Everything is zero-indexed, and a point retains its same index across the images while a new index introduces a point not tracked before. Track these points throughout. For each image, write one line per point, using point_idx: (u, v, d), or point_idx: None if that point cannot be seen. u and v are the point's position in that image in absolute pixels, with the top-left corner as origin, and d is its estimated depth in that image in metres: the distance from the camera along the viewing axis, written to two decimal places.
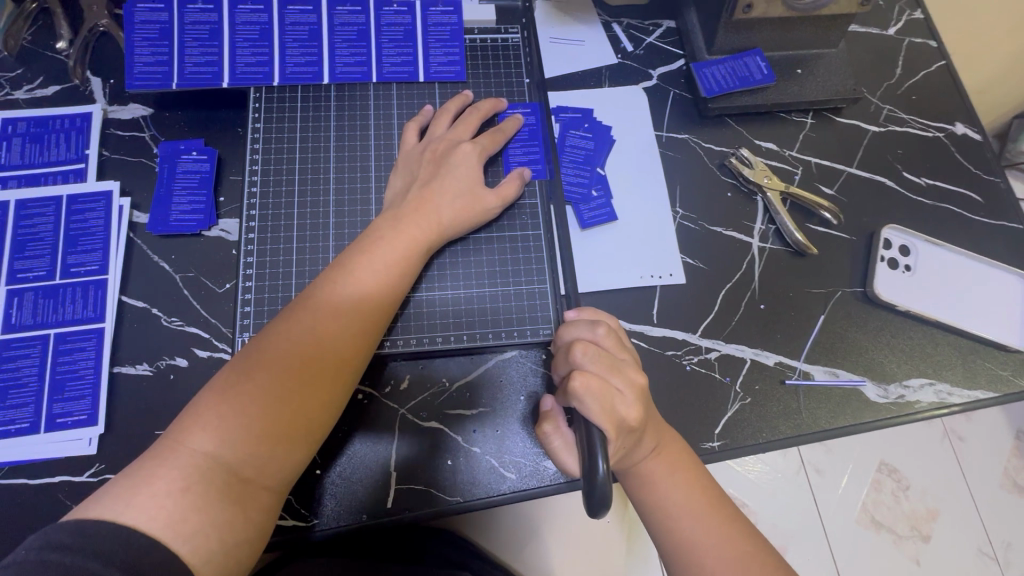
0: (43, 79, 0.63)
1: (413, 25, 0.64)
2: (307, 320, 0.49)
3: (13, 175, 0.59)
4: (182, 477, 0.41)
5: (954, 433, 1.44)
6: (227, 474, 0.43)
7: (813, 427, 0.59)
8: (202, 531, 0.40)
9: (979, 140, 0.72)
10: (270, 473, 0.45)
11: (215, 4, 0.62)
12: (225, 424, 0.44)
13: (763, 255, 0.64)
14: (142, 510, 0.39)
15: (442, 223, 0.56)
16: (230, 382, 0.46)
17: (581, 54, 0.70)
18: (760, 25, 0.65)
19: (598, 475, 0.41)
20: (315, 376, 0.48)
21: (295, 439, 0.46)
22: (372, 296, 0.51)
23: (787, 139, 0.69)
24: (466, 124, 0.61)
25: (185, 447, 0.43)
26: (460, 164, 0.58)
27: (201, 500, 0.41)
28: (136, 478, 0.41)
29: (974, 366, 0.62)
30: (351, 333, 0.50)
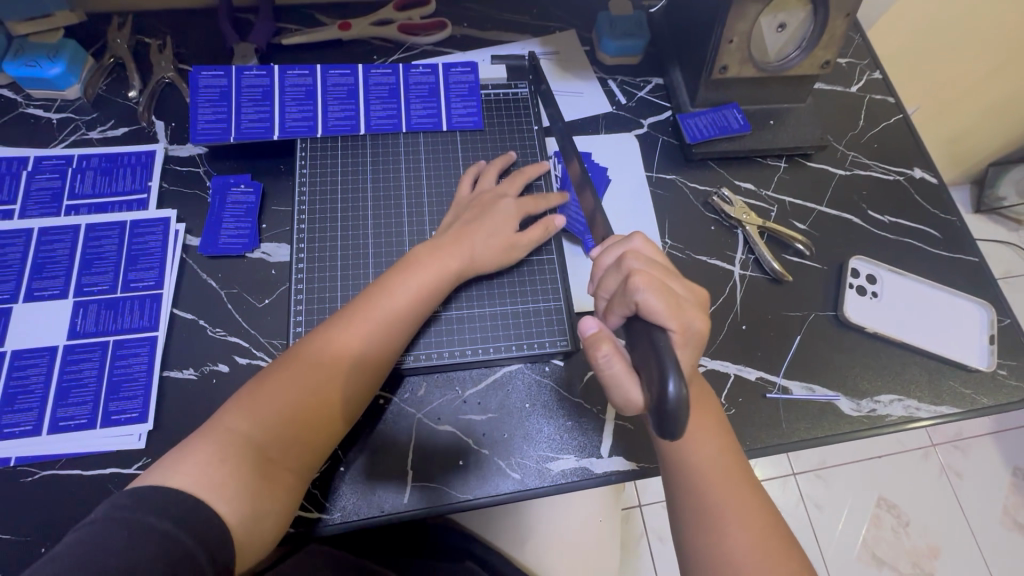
0: (115, 122, 0.72)
1: (436, 83, 0.75)
2: (344, 328, 0.56)
3: (84, 203, 0.67)
4: (220, 451, 0.48)
5: (951, 469, 1.46)
6: (256, 452, 0.49)
7: (793, 437, 0.64)
8: (238, 496, 0.47)
9: (935, 183, 0.80)
10: (293, 455, 0.51)
11: (267, 71, 0.72)
12: (262, 409, 0.51)
13: (744, 281, 0.72)
14: (187, 476, 0.46)
15: (474, 257, 0.63)
16: (271, 374, 0.54)
17: (581, 104, 0.80)
18: (735, 83, 0.75)
19: (671, 395, 0.42)
20: (341, 375, 0.54)
21: (317, 432, 0.53)
22: (402, 313, 0.58)
23: (764, 180, 0.78)
24: (512, 184, 0.69)
25: (227, 425, 0.50)
26: (501, 214, 0.66)
27: (236, 470, 0.48)
28: (181, 452, 0.48)
29: (940, 384, 0.68)
30: (378, 344, 0.56)
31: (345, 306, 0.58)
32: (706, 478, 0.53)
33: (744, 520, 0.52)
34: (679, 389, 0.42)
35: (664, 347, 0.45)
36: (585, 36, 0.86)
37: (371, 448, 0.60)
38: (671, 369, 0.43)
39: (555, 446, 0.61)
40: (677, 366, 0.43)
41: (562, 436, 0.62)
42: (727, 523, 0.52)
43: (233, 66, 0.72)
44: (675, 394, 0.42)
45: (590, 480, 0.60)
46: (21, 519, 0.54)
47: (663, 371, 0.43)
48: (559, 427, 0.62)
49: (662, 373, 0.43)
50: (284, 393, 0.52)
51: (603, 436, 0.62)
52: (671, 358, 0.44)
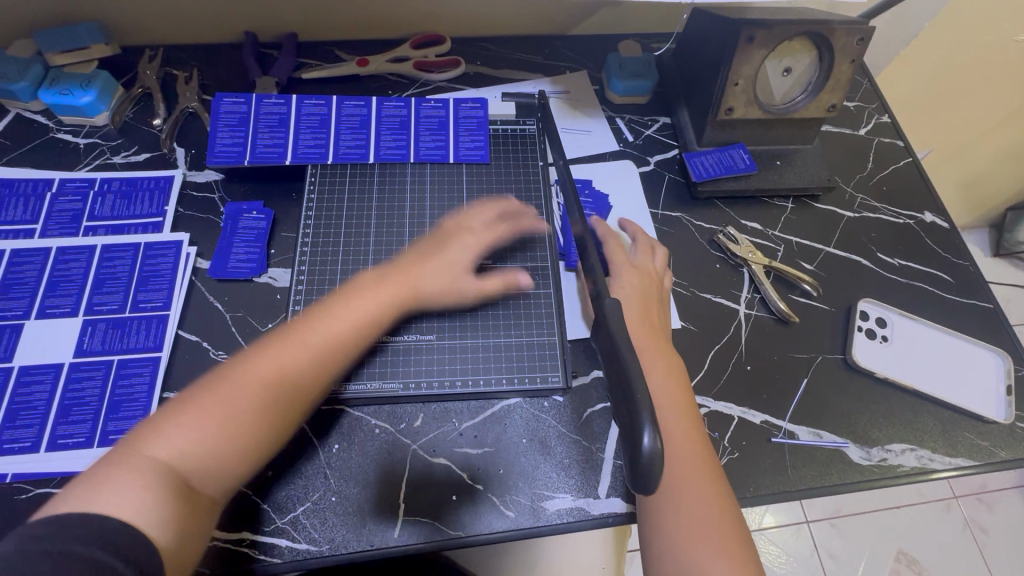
0: (138, 148, 0.76)
1: (446, 117, 0.77)
2: (278, 349, 0.54)
3: (102, 225, 0.69)
4: (142, 476, 0.46)
5: (975, 523, 1.39)
6: (178, 478, 0.47)
7: (799, 485, 0.62)
8: (162, 523, 0.45)
9: (946, 227, 0.80)
10: (217, 479, 0.49)
11: (285, 100, 0.75)
12: (187, 430, 0.49)
13: (749, 321, 0.71)
14: (109, 503, 0.44)
15: (421, 291, 0.62)
16: (198, 394, 0.51)
17: (588, 141, 0.82)
18: (742, 124, 0.76)
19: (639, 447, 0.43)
20: (272, 402, 0.52)
21: (241, 456, 0.50)
22: (343, 340, 0.56)
23: (770, 220, 0.78)
24: (494, 229, 0.68)
25: (147, 448, 0.47)
26: (458, 250, 0.65)
27: (163, 493, 0.45)
28: (98, 477, 0.45)
29: (954, 434, 0.66)
30: (315, 371, 0.54)
31: (283, 327, 0.56)
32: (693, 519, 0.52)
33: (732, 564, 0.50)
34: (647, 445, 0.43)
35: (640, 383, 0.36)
36: (595, 76, 0.88)
37: (361, 478, 0.59)
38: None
39: (552, 485, 0.60)
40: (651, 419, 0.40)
41: (558, 474, 0.60)
42: None
43: (255, 94, 0.75)
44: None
45: (586, 522, 0.59)
46: None
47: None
48: (555, 464, 0.61)
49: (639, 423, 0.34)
50: (210, 414, 0.50)
51: (601, 475, 0.60)
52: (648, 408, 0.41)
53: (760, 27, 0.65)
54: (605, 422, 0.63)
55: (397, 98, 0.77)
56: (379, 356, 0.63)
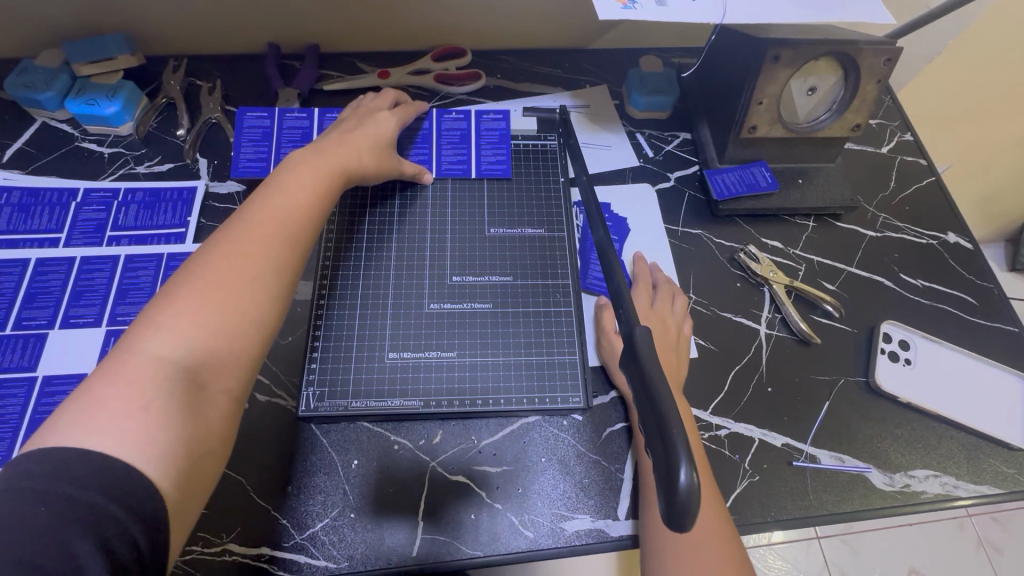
0: (162, 158, 0.76)
1: (468, 130, 0.77)
2: (248, 239, 0.51)
3: (125, 235, 0.70)
4: (136, 391, 0.41)
5: (989, 544, 1.36)
6: (183, 378, 0.43)
7: (821, 510, 0.61)
8: (171, 431, 0.41)
9: (971, 248, 0.79)
10: (222, 376, 0.46)
11: (308, 113, 0.75)
12: (175, 329, 0.45)
13: (770, 341, 0.70)
14: (105, 432, 0.38)
15: (359, 160, 0.64)
16: (172, 293, 0.47)
17: (608, 156, 0.81)
18: (764, 142, 0.75)
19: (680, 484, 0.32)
20: (257, 277, 0.49)
21: (241, 346, 0.47)
22: (304, 208, 0.56)
23: (791, 239, 0.77)
24: (398, 109, 0.72)
25: (137, 354, 0.43)
26: (378, 122, 0.69)
27: (165, 409, 0.41)
28: (86, 400, 0.40)
29: (978, 460, 0.65)
30: (290, 250, 0.52)
31: (243, 213, 0.53)
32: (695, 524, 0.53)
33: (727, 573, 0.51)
34: (693, 476, 0.32)
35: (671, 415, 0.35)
36: (616, 90, 0.88)
37: (380, 493, 0.59)
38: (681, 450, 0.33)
39: (571, 506, 0.59)
40: (687, 446, 0.33)
41: (577, 494, 0.60)
42: None
43: (278, 108, 0.75)
44: (686, 484, 0.32)
45: (605, 543, 0.58)
46: None
47: (671, 454, 0.33)
48: (574, 484, 0.60)
49: (669, 457, 0.33)
50: (192, 309, 0.46)
51: (620, 496, 0.60)
52: (679, 432, 0.34)
53: (786, 47, 0.64)
54: (625, 443, 0.63)
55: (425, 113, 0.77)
56: (399, 372, 0.63)
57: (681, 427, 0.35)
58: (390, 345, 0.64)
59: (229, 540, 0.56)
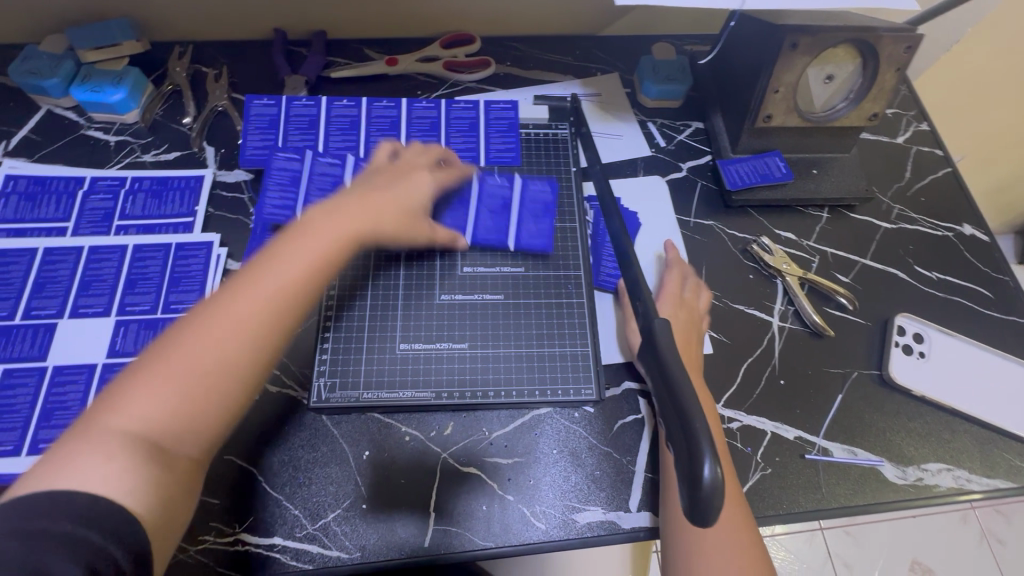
0: (168, 146, 0.75)
1: (512, 199, 0.70)
2: (234, 310, 0.47)
3: (133, 224, 0.69)
4: (104, 450, 0.41)
5: (992, 535, 1.36)
6: (149, 444, 0.42)
7: (833, 503, 0.61)
8: (135, 488, 0.40)
9: (987, 241, 0.78)
10: (191, 440, 0.45)
11: (342, 162, 0.70)
12: (149, 393, 0.43)
13: (783, 333, 0.70)
14: (73, 477, 0.39)
15: (384, 221, 0.57)
16: (155, 358, 0.45)
17: (620, 146, 0.80)
18: (779, 132, 0.74)
19: (702, 478, 0.37)
20: (233, 352, 0.46)
21: (212, 415, 0.45)
22: (301, 281, 0.50)
23: (805, 230, 0.76)
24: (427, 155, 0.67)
25: (111, 416, 0.42)
26: (412, 181, 0.62)
27: (130, 462, 0.41)
28: (63, 452, 0.41)
29: (992, 454, 0.65)
30: (274, 319, 0.48)
31: (240, 278, 0.49)
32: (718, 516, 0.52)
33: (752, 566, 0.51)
34: (712, 472, 0.37)
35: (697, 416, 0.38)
36: (627, 78, 0.87)
37: (390, 485, 0.59)
38: (704, 443, 0.37)
39: (582, 498, 0.59)
40: (709, 443, 0.37)
41: (588, 486, 0.60)
42: None
43: (310, 151, 0.70)
44: (707, 476, 0.37)
45: (617, 535, 0.58)
46: None
47: (695, 450, 0.37)
48: (585, 476, 0.60)
49: (695, 448, 0.37)
50: (167, 374, 0.44)
51: (632, 489, 0.60)
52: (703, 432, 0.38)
53: (805, 34, 0.63)
54: (637, 435, 0.62)
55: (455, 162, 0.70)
56: (411, 363, 0.63)
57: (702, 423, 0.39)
58: (401, 337, 0.64)
59: (241, 530, 0.56)
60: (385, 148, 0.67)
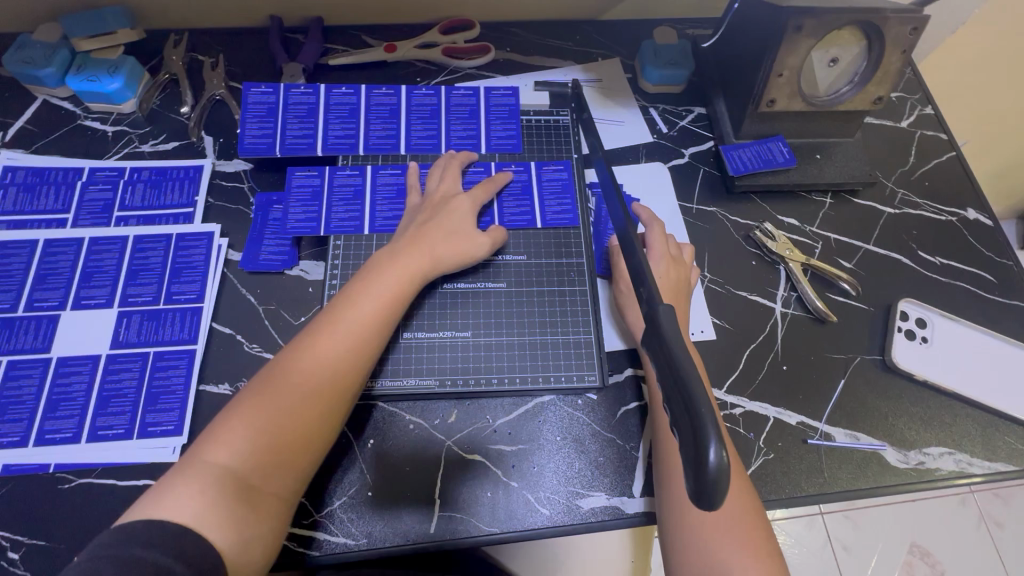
0: (167, 136, 0.75)
1: (529, 182, 0.72)
2: (316, 352, 0.54)
3: (133, 215, 0.69)
4: (197, 490, 0.46)
5: (990, 519, 1.37)
6: (234, 485, 0.47)
7: (835, 487, 0.61)
8: (220, 525, 0.45)
9: (990, 225, 0.77)
10: (274, 479, 0.49)
11: (360, 171, 0.70)
12: (239, 437, 0.49)
13: (786, 319, 0.70)
14: (172, 509, 0.45)
15: (438, 255, 0.62)
16: (246, 400, 0.51)
17: (622, 132, 0.80)
18: (782, 116, 0.73)
19: (709, 462, 0.32)
20: (314, 394, 0.52)
21: (296, 454, 0.50)
22: (369, 322, 0.56)
23: (808, 216, 0.76)
24: (454, 177, 0.68)
25: (203, 460, 0.48)
26: (454, 211, 0.65)
27: (218, 499, 0.46)
28: (163, 486, 0.47)
29: (992, 437, 0.65)
30: (347, 360, 0.54)
31: (316, 325, 0.56)
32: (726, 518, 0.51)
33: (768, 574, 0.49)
34: (723, 456, 0.32)
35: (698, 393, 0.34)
36: (628, 64, 0.86)
37: (396, 473, 0.59)
38: (710, 430, 0.32)
39: (586, 483, 0.60)
40: (717, 425, 0.33)
41: (592, 472, 0.60)
42: None
43: (328, 165, 0.71)
44: (716, 462, 0.32)
45: (621, 520, 0.59)
46: (55, 527, 0.55)
47: (700, 434, 0.33)
48: (588, 462, 0.61)
49: (698, 435, 0.32)
50: (254, 422, 0.50)
51: (636, 474, 0.60)
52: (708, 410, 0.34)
53: (809, 16, 0.62)
54: (640, 421, 0.63)
55: (476, 162, 0.72)
56: (424, 352, 0.63)
57: (710, 406, 0.34)
58: (408, 326, 0.64)
59: None
60: (414, 172, 0.69)
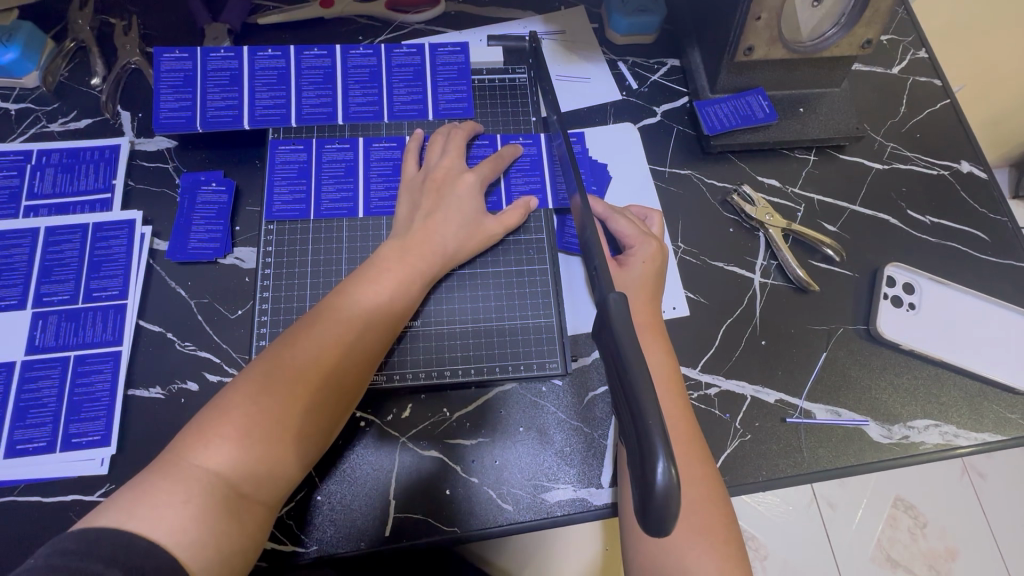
0: (78, 113, 0.67)
1: (539, 156, 0.66)
2: (327, 347, 0.50)
3: (43, 204, 0.62)
4: (181, 496, 0.41)
5: (973, 470, 1.21)
6: (222, 490, 0.43)
7: (815, 467, 0.58)
8: (200, 541, 0.41)
9: (985, 178, 0.72)
10: (265, 488, 0.45)
11: (351, 144, 0.64)
12: (234, 439, 0.44)
13: (765, 291, 0.65)
14: (150, 514, 0.40)
15: (446, 252, 0.57)
16: (246, 395, 0.46)
17: (587, 90, 0.72)
18: (761, 66, 0.66)
19: (656, 482, 0.33)
20: (322, 394, 0.49)
21: (291, 458, 0.47)
22: (383, 320, 0.53)
23: (790, 176, 0.70)
24: (456, 152, 0.62)
25: (191, 463, 0.43)
26: (462, 194, 0.59)
27: (204, 508, 0.42)
28: (141, 488, 0.42)
29: (981, 407, 0.61)
30: (359, 358, 0.51)
31: (322, 316, 0.51)
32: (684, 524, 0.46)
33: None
34: (670, 472, 0.33)
35: (648, 408, 0.35)
36: (594, 12, 0.77)
37: (346, 475, 0.55)
38: (658, 445, 0.33)
39: (552, 475, 0.56)
40: (665, 440, 0.33)
41: (558, 463, 0.56)
42: None
43: (316, 139, 0.64)
44: (664, 479, 0.33)
45: (588, 513, 0.55)
46: None
47: (648, 449, 0.33)
48: (555, 453, 0.57)
49: (646, 452, 0.33)
50: (252, 425, 0.45)
51: (604, 463, 0.56)
52: (657, 424, 0.34)
53: None
54: (609, 407, 0.59)
55: (481, 135, 0.66)
56: (408, 343, 0.58)
57: (659, 416, 0.35)
58: None
59: None
60: (412, 149, 0.63)
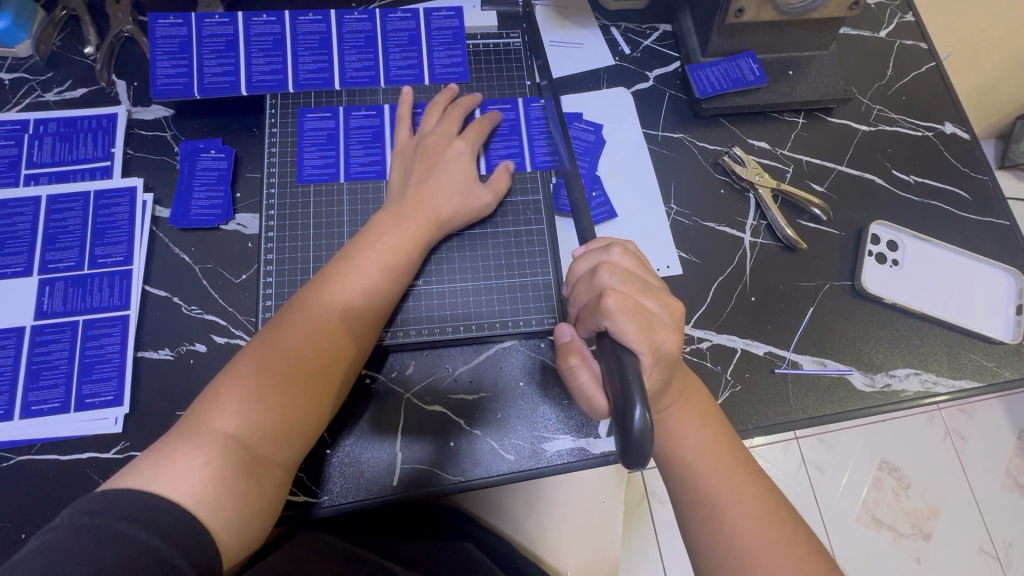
0: (73, 82, 0.67)
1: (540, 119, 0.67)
2: (328, 318, 0.51)
3: (44, 172, 0.63)
4: (200, 460, 0.43)
5: (954, 433, 1.25)
6: (241, 453, 0.45)
7: (801, 414, 0.61)
8: (218, 503, 0.42)
9: (968, 138, 0.74)
10: (281, 450, 0.47)
11: (354, 110, 0.65)
12: (246, 406, 0.46)
13: (755, 249, 0.67)
14: (170, 477, 0.42)
15: (441, 217, 0.59)
16: (250, 368, 0.48)
17: (580, 56, 0.73)
18: (751, 29, 0.67)
19: (636, 425, 0.39)
20: (327, 363, 0.50)
21: (306, 423, 0.49)
22: (380, 288, 0.54)
23: (780, 139, 0.72)
24: (450, 120, 0.62)
25: (208, 429, 0.45)
26: (450, 160, 0.60)
27: (224, 469, 0.43)
28: (163, 452, 0.44)
29: (959, 355, 0.64)
30: (360, 326, 0.52)
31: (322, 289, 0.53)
32: (696, 471, 0.49)
33: (779, 548, 0.45)
34: (648, 417, 0.39)
35: (630, 364, 0.43)
36: None
37: (355, 432, 0.57)
38: (635, 395, 0.40)
39: (550, 426, 0.58)
40: (642, 392, 0.40)
41: (558, 416, 0.59)
42: (728, 527, 0.47)
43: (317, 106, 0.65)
44: (641, 423, 0.39)
45: (586, 462, 0.58)
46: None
47: (629, 396, 0.40)
48: (554, 406, 0.59)
49: (626, 403, 0.40)
50: (261, 394, 0.47)
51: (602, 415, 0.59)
52: (638, 383, 0.41)
53: None
54: None
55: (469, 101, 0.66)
56: (411, 304, 0.60)
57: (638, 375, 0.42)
58: None
59: None
60: (403, 116, 0.63)
